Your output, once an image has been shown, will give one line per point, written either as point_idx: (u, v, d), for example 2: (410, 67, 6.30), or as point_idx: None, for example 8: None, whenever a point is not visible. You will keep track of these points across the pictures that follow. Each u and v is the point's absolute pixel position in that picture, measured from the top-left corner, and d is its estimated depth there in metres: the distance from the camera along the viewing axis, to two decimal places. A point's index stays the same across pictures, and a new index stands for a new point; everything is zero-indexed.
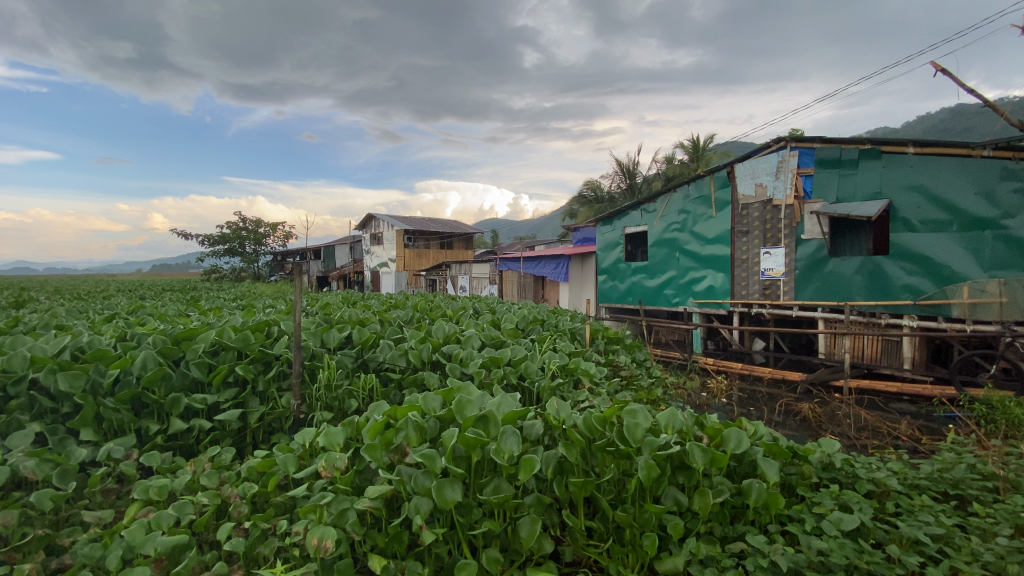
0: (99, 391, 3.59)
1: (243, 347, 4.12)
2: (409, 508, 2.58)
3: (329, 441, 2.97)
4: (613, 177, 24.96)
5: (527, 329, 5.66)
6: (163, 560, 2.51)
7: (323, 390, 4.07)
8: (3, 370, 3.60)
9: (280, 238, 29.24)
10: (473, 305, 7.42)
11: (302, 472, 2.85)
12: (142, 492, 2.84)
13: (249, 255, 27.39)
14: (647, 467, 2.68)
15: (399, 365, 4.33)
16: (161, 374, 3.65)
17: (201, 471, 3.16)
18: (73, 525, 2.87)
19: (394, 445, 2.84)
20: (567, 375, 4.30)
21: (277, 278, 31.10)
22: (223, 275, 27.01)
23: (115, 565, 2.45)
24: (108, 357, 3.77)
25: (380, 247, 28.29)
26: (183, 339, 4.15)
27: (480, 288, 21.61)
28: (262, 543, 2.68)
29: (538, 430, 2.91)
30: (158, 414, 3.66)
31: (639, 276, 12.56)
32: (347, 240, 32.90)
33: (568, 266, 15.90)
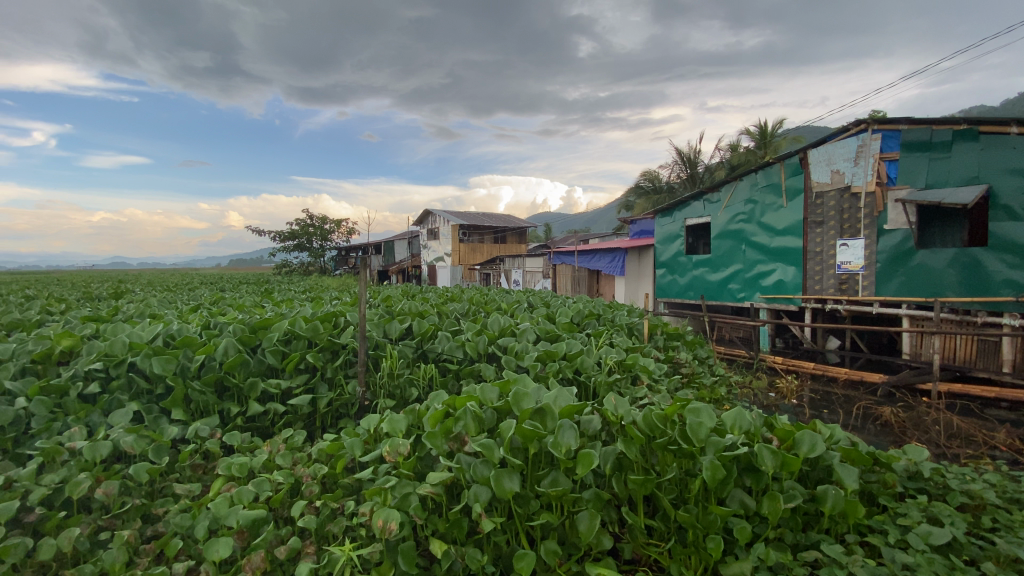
0: (188, 374, 3.88)
1: (313, 336, 4.37)
2: (469, 496, 2.63)
3: (392, 428, 3.09)
4: (672, 166, 24.11)
5: (583, 323, 5.60)
6: (244, 532, 2.69)
7: (386, 378, 4.23)
8: (108, 354, 4.00)
9: (344, 234, 30.60)
10: (528, 299, 7.42)
11: (368, 457, 2.98)
12: (225, 468, 3.08)
13: (316, 251, 28.96)
14: (711, 468, 2.57)
15: (457, 357, 4.43)
16: (240, 360, 3.93)
17: (277, 451, 3.37)
18: (167, 496, 3.14)
19: (454, 434, 2.90)
20: (625, 371, 4.19)
21: (341, 272, 32.61)
22: (292, 269, 28.66)
23: (203, 534, 2.66)
24: (194, 344, 4.09)
25: (436, 242, 28.94)
26: (260, 328, 4.44)
27: (534, 283, 21.58)
28: (331, 522, 2.82)
29: (596, 425, 2.87)
30: (238, 397, 3.95)
31: (701, 270, 12.08)
32: (405, 235, 33.88)
33: (624, 259, 15.56)
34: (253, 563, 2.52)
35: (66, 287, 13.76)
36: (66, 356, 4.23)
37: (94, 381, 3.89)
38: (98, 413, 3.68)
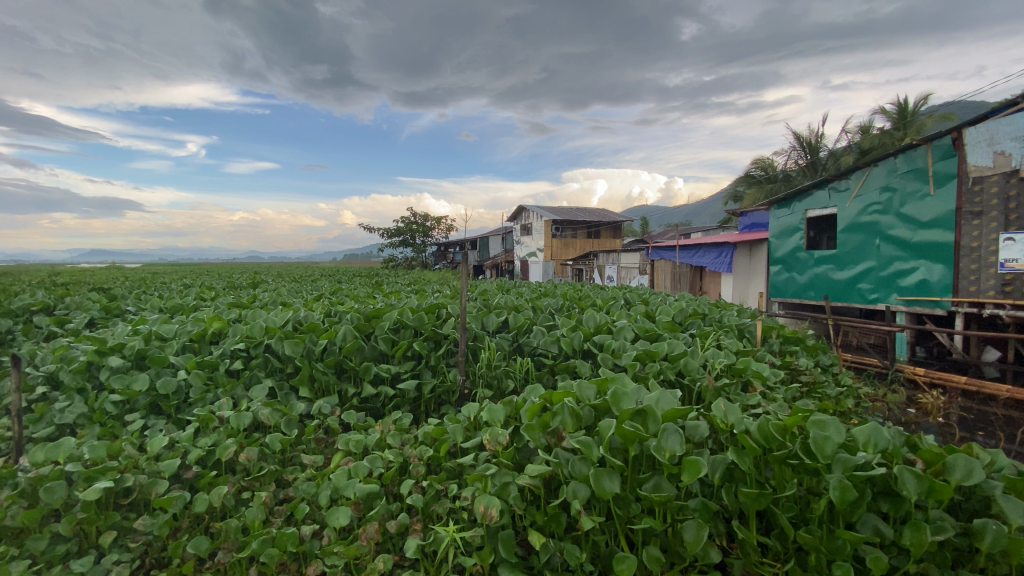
0: (313, 356, 4.33)
1: (419, 326, 4.65)
2: (567, 492, 2.62)
3: (492, 417, 3.18)
4: (789, 153, 22.18)
5: (685, 323, 5.32)
6: (360, 503, 2.93)
7: (484, 369, 4.36)
8: (248, 336, 4.56)
9: (443, 230, 32.03)
10: (625, 296, 7.22)
11: (469, 444, 3.10)
12: (344, 443, 3.37)
13: (418, 246, 30.69)
14: (840, 488, 2.31)
15: (552, 352, 4.44)
16: (356, 345, 4.28)
17: (388, 431, 3.62)
18: (295, 464, 3.51)
19: (551, 428, 2.91)
20: (735, 376, 3.90)
21: (440, 266, 34.18)
22: (397, 263, 30.69)
23: (325, 501, 2.93)
24: (318, 330, 4.54)
25: (530, 237, 29.22)
26: (372, 317, 4.81)
27: (629, 279, 20.98)
28: (436, 502, 2.97)
29: (703, 432, 2.71)
30: (354, 379, 4.31)
31: (823, 268, 10.92)
32: (500, 231, 34.63)
33: (731, 256, 14.55)
34: (369, 533, 2.72)
35: (219, 278, 15.97)
36: (216, 336, 4.88)
37: (237, 359, 4.45)
38: (241, 386, 4.21)
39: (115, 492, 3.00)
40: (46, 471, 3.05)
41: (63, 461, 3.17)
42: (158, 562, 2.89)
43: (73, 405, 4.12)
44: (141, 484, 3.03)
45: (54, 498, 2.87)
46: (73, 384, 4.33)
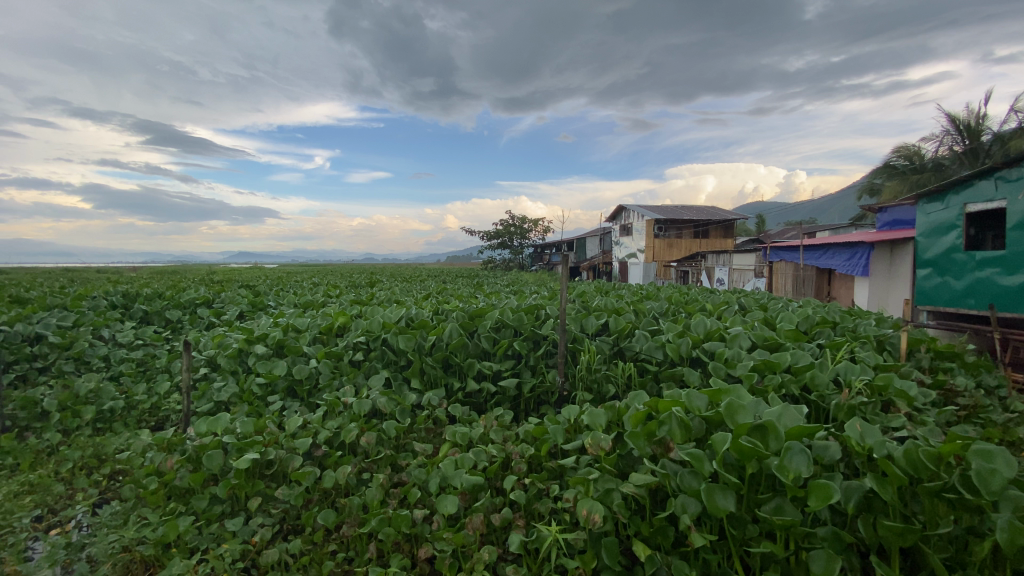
0: (423, 351, 4.61)
1: (519, 326, 4.74)
2: (676, 506, 2.51)
3: (593, 421, 3.14)
4: (941, 138, 19.09)
5: (811, 332, 4.81)
6: (466, 494, 3.06)
7: (584, 372, 4.31)
8: (368, 330, 4.99)
9: (541, 232, 32.30)
10: (738, 300, 6.70)
11: (570, 447, 3.09)
12: (451, 435, 3.53)
13: (516, 248, 31.31)
14: (1011, 531, 1.96)
15: (657, 358, 4.29)
16: (461, 343, 4.48)
17: (491, 427, 3.74)
18: (407, 451, 3.76)
19: (657, 437, 2.80)
20: (873, 394, 3.45)
21: (538, 268, 34.49)
22: (496, 264, 31.54)
23: (435, 488, 3.11)
24: (427, 327, 4.83)
25: (630, 238, 28.38)
26: (476, 315, 5.01)
27: (743, 282, 19.46)
28: (538, 501, 3.01)
29: (833, 454, 2.45)
30: (459, 374, 4.52)
31: (987, 271, 9.25)
32: (598, 232, 34.10)
33: (864, 258, 12.90)
34: (474, 524, 2.83)
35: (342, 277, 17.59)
36: (341, 330, 5.40)
37: (359, 351, 4.89)
38: (361, 375, 4.62)
39: (260, 464, 3.44)
40: (208, 440, 3.59)
41: (221, 433, 3.70)
42: (294, 528, 3.26)
43: (228, 385, 4.81)
44: (281, 457, 3.45)
45: (213, 464, 3.37)
46: (228, 366, 5.06)
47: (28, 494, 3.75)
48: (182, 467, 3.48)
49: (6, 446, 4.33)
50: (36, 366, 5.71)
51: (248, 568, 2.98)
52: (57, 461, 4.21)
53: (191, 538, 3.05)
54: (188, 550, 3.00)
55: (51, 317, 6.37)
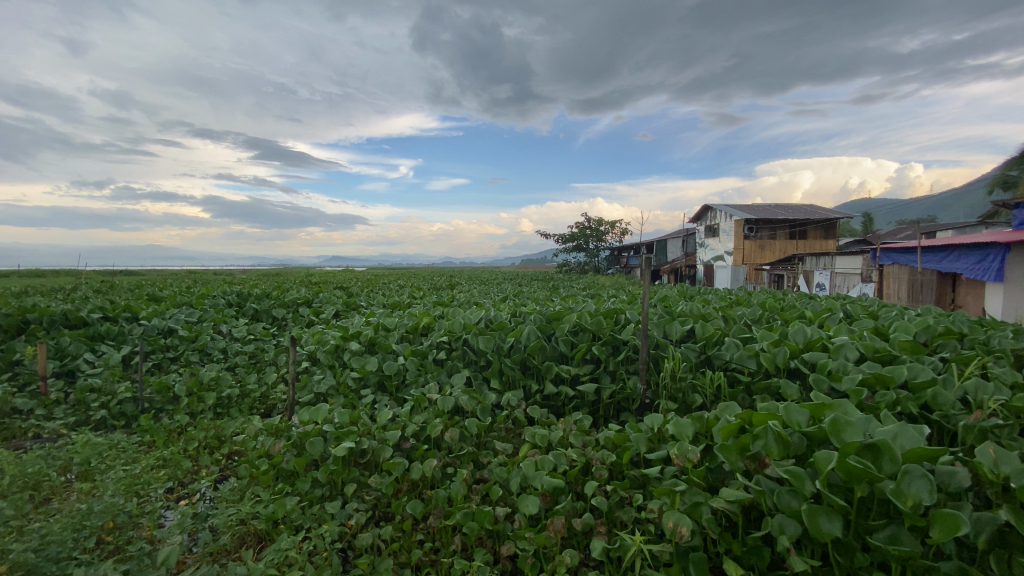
0: (502, 352, 4.70)
1: (597, 330, 4.67)
2: (773, 526, 2.36)
3: (679, 431, 3.04)
4: None
5: (931, 344, 4.29)
6: (547, 496, 3.08)
7: (668, 380, 4.15)
8: (450, 330, 5.18)
9: (618, 235, 31.64)
10: (842, 307, 6.12)
11: (655, 457, 3.01)
12: (531, 436, 3.57)
13: (592, 251, 30.93)
14: None
15: (749, 368, 4.04)
16: (540, 345, 4.52)
17: (570, 430, 3.73)
18: (488, 449, 3.85)
19: (751, 452, 2.65)
20: (1012, 417, 3.00)
21: (615, 271, 33.80)
22: (571, 267, 31.37)
23: (516, 488, 3.16)
24: (506, 328, 4.91)
25: (715, 240, 26.96)
26: (554, 319, 5.02)
27: (845, 287, 17.75)
28: (620, 509, 2.97)
29: (961, 481, 2.17)
30: (538, 376, 4.56)
31: None
32: (680, 234, 32.76)
33: (998, 261, 11.27)
34: (556, 526, 2.84)
35: (428, 281, 18.33)
36: (425, 329, 5.66)
37: (441, 350, 5.09)
38: (444, 373, 4.81)
39: (355, 452, 3.69)
40: (310, 428, 3.92)
41: (320, 422, 4.02)
42: (384, 515, 3.47)
43: (326, 378, 5.22)
44: (373, 448, 3.68)
45: (315, 451, 3.68)
46: (326, 361, 5.49)
47: (164, 468, 4.29)
48: (288, 451, 3.83)
49: (146, 425, 5.00)
50: (170, 356, 6.54)
51: (345, 549, 3.20)
52: (186, 440, 4.79)
53: (296, 516, 3.34)
54: (294, 527, 3.29)
55: (180, 313, 7.28)
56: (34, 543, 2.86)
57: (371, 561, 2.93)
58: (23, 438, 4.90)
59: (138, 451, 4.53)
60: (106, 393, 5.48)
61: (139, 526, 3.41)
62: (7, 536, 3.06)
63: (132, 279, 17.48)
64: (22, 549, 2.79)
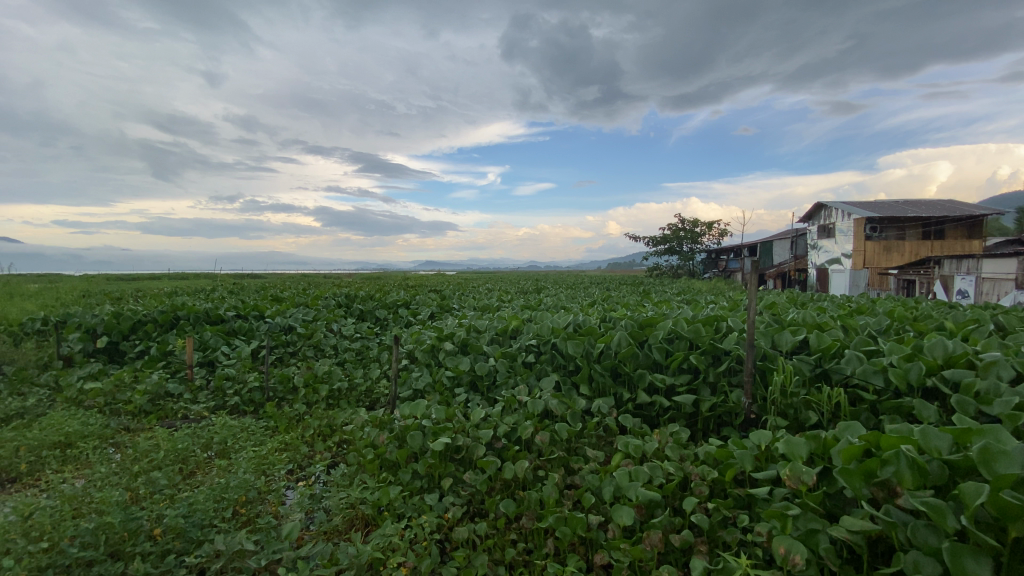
0: (592, 357, 4.63)
1: (695, 338, 4.43)
2: (905, 563, 2.10)
3: (791, 451, 2.81)
4: None
5: None
6: (643, 508, 2.99)
7: (778, 395, 3.83)
8: (539, 334, 5.21)
9: (715, 237, 29.88)
10: (993, 318, 5.27)
11: (762, 477, 2.81)
12: (624, 445, 3.49)
13: (686, 254, 29.55)
14: None
15: (875, 385, 3.61)
16: (631, 352, 4.39)
17: (666, 442, 3.57)
18: (579, 455, 3.80)
19: (878, 479, 2.38)
20: None
21: (711, 275, 31.95)
22: (663, 271, 30.12)
23: (609, 497, 3.10)
24: (595, 333, 4.83)
25: (829, 242, 24.46)
26: (647, 325, 4.85)
27: (997, 295, 15.23)
28: (723, 529, 2.81)
29: None
30: (629, 384, 4.43)
31: None
32: (786, 236, 30.18)
33: None
34: (652, 540, 2.74)
35: (518, 283, 18.77)
36: (514, 332, 5.75)
37: (531, 353, 5.13)
38: (533, 377, 4.86)
39: (451, 448, 3.85)
40: (410, 422, 4.17)
41: (419, 418, 4.26)
42: (479, 511, 3.57)
43: (423, 376, 5.52)
44: (468, 445, 3.81)
45: (414, 444, 3.92)
46: (423, 360, 5.80)
47: (285, 451, 4.79)
48: (391, 443, 4.11)
49: (271, 412, 5.61)
50: (289, 350, 7.29)
51: (442, 541, 3.34)
52: (303, 427, 5.31)
53: (398, 505, 3.56)
54: (396, 515, 3.51)
55: (298, 312, 8.08)
56: (184, 510, 3.33)
57: (467, 555, 3.03)
58: (175, 417, 5.73)
59: (265, 435, 5.11)
60: (238, 381, 6.24)
61: (266, 501, 3.84)
62: (165, 501, 3.59)
63: (259, 283, 19.62)
64: (175, 514, 3.26)
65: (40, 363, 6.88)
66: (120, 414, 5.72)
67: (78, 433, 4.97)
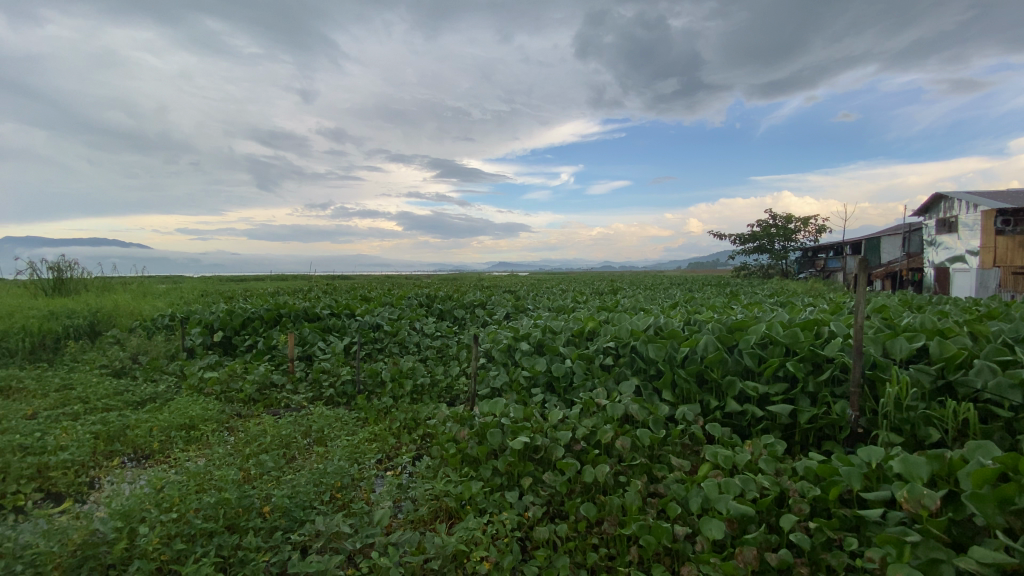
0: (676, 362, 4.45)
1: (792, 344, 4.10)
2: None
3: (908, 470, 2.53)
4: None
5: None
6: (734, 522, 2.83)
7: (891, 409, 3.45)
8: (617, 336, 5.10)
9: (811, 234, 27.55)
10: None
11: (872, 497, 2.54)
12: (712, 455, 3.32)
13: (778, 253, 27.57)
14: None
15: (1012, 402, 3.15)
16: (719, 357, 4.16)
17: (759, 454, 3.35)
18: (662, 462, 3.67)
19: (1018, 507, 2.08)
20: None
21: (806, 274, 29.50)
22: (750, 271, 28.28)
23: (697, 508, 2.97)
24: (679, 337, 4.64)
25: (950, 237, 21.62)
26: (737, 329, 4.57)
27: None
28: (827, 552, 2.59)
29: None
30: (717, 391, 4.21)
31: None
32: (896, 231, 27.09)
33: None
34: (745, 556, 2.59)
35: (596, 283, 18.57)
36: (591, 334, 5.68)
37: (609, 355, 5.02)
38: (612, 380, 4.76)
39: (530, 448, 3.88)
40: (490, 420, 4.27)
41: (498, 416, 4.34)
42: (559, 513, 3.57)
43: (501, 375, 5.62)
44: (547, 446, 3.82)
45: (494, 441, 3.99)
46: (501, 359, 5.90)
47: (374, 441, 5.09)
48: (471, 439, 4.23)
49: (361, 404, 5.99)
50: (377, 347, 7.74)
51: (523, 539, 3.38)
52: (390, 420, 5.61)
53: (479, 500, 3.64)
54: (478, 509, 3.59)
55: (384, 311, 8.55)
56: (288, 491, 3.65)
57: (548, 556, 3.04)
58: (279, 406, 6.29)
59: (356, 425, 5.46)
60: (333, 375, 6.72)
61: (358, 488, 4.09)
62: (271, 482, 3.95)
63: (350, 282, 21.06)
64: (281, 495, 3.58)
65: (170, 354, 7.85)
66: (233, 401, 6.38)
67: (200, 417, 5.60)
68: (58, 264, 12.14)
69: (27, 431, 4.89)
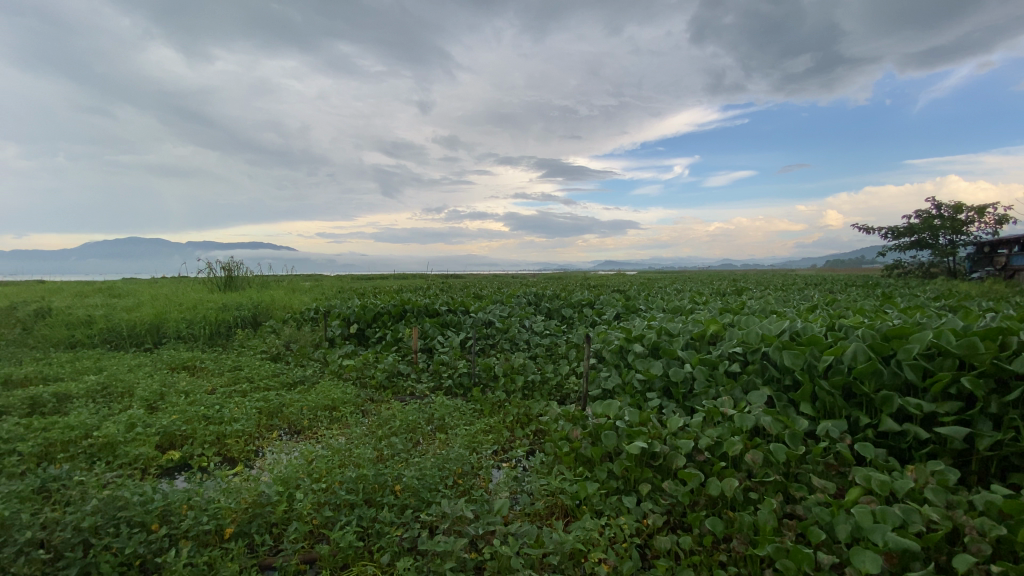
0: (815, 372, 4.01)
1: (969, 356, 3.48)
2: None
3: None
4: None
5: None
6: (893, 557, 2.48)
7: None
8: (744, 341, 4.72)
9: (989, 225, 22.98)
10: None
11: None
12: (863, 479, 2.93)
13: (943, 249, 23.45)
14: None
15: None
16: (872, 368, 3.66)
17: (924, 483, 2.90)
18: (801, 481, 3.34)
19: None
20: None
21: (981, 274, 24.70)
22: (905, 270, 24.42)
23: (846, 536, 2.64)
24: (820, 344, 4.16)
25: None
26: (894, 336, 3.98)
27: None
28: None
29: None
30: (869, 407, 3.71)
31: None
32: None
33: None
34: None
35: (715, 283, 17.42)
36: (713, 337, 5.34)
37: (734, 362, 4.68)
38: (739, 389, 4.43)
39: (648, 454, 3.76)
40: (605, 421, 4.23)
41: (613, 417, 4.28)
42: (680, 524, 3.43)
43: (614, 376, 5.52)
44: (666, 453, 3.68)
45: (609, 443, 3.95)
46: (613, 359, 5.80)
47: (490, 433, 5.32)
48: (585, 439, 4.23)
49: (477, 397, 6.28)
50: (490, 342, 8.07)
51: (642, 546, 3.30)
52: (504, 413, 5.81)
53: (596, 501, 3.62)
54: (594, 510, 3.58)
55: (497, 308, 8.87)
56: (417, 473, 3.95)
57: (670, 567, 2.93)
58: (405, 394, 6.85)
59: (473, 416, 5.75)
60: (451, 367, 7.14)
61: (477, 476, 4.31)
62: (401, 463, 4.31)
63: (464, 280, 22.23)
64: (411, 476, 3.90)
65: (314, 342, 8.94)
66: (366, 387, 7.09)
67: (340, 400, 6.31)
68: (229, 264, 14.44)
69: (210, 404, 5.89)
